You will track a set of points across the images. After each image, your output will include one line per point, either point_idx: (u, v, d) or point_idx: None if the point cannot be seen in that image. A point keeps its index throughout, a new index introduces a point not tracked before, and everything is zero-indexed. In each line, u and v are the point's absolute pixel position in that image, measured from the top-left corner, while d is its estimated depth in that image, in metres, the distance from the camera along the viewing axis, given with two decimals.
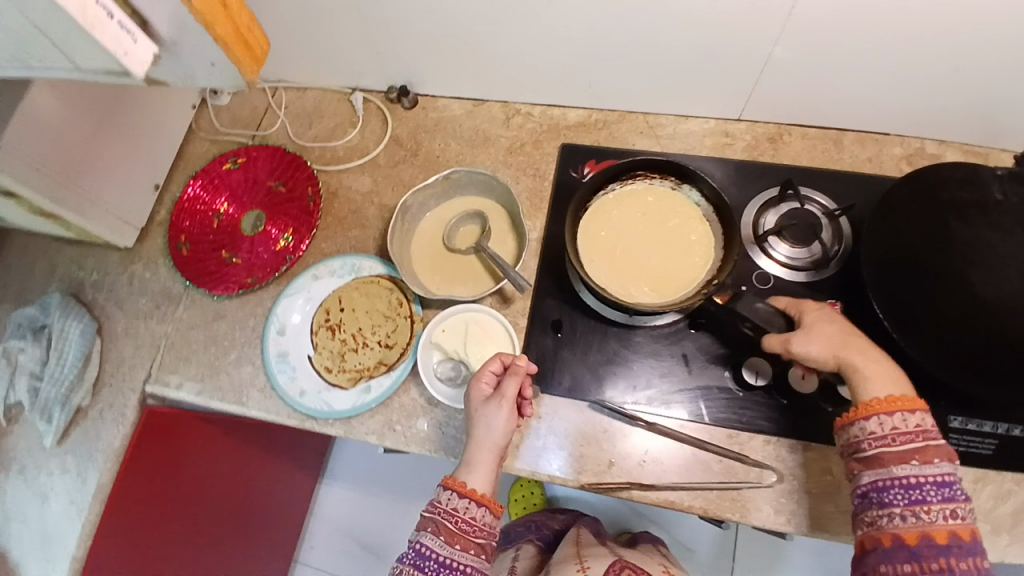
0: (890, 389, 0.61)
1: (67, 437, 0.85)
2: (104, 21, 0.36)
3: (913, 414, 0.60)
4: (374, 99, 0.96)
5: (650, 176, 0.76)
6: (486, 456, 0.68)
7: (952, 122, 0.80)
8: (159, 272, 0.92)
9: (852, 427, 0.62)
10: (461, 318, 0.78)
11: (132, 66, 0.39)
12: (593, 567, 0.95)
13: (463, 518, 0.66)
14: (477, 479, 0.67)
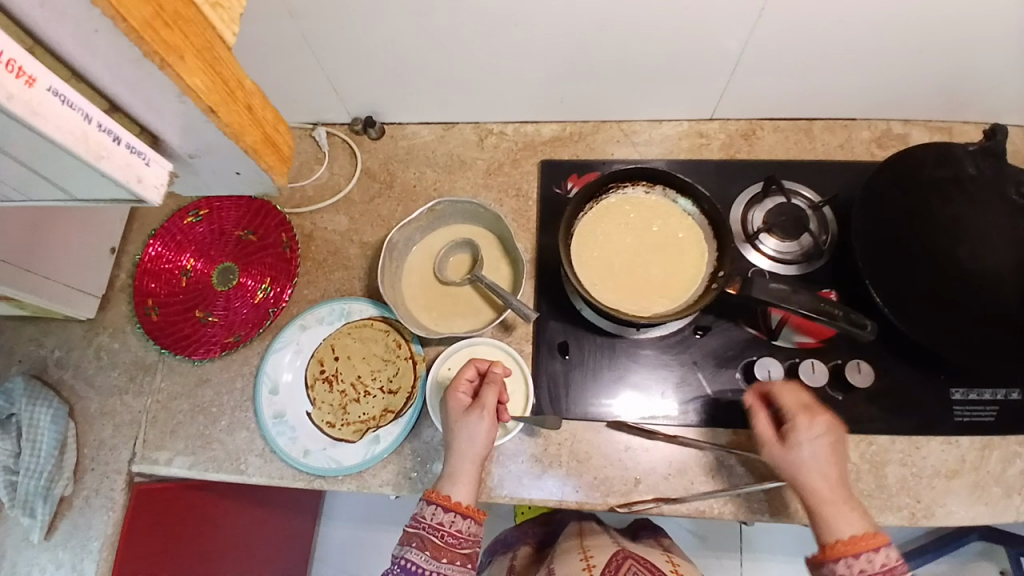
0: (852, 528, 0.60)
1: (54, 530, 0.77)
2: (110, 148, 0.34)
3: (876, 553, 0.59)
4: (339, 133, 0.91)
5: (628, 186, 0.75)
6: (468, 467, 0.66)
7: (912, 105, 0.83)
8: (129, 341, 0.85)
9: (824, 567, 0.61)
10: (465, 352, 0.76)
11: (146, 190, 0.37)
12: (597, 558, 0.92)
13: (449, 532, 0.65)
14: (461, 491, 0.65)
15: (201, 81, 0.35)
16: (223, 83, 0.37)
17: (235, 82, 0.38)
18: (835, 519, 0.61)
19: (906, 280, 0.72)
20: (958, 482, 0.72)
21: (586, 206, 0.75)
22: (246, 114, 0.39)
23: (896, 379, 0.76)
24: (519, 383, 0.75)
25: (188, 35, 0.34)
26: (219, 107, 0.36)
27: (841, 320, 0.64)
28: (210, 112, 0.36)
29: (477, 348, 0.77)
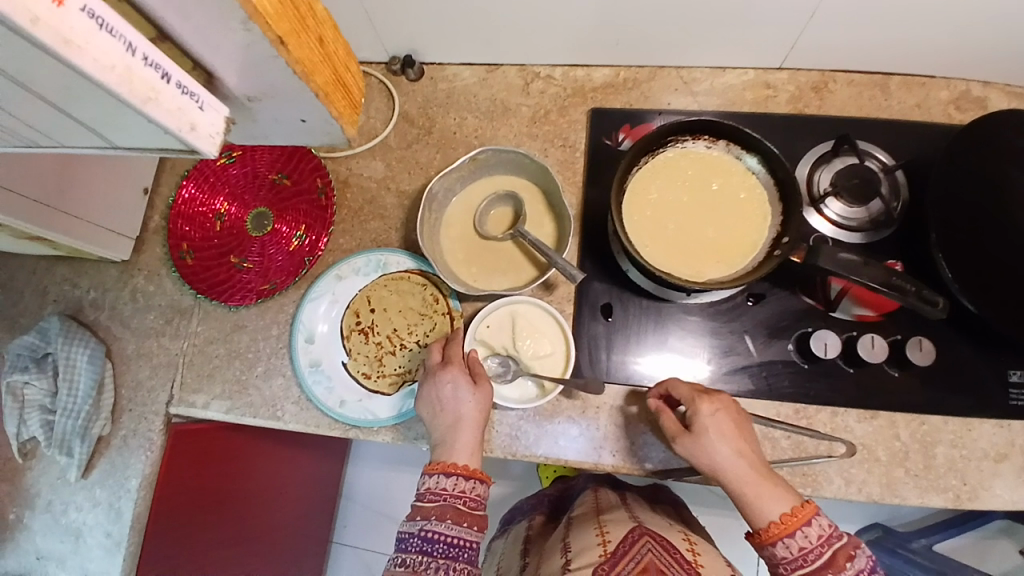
0: (778, 509, 0.60)
1: (91, 469, 0.80)
2: (157, 87, 0.29)
3: (809, 527, 0.59)
4: (376, 73, 0.86)
5: (688, 139, 0.69)
6: (464, 432, 0.67)
7: (1009, 66, 0.74)
8: (164, 284, 0.85)
9: (765, 551, 0.61)
10: (505, 310, 0.73)
11: (200, 140, 0.32)
12: (613, 533, 0.89)
13: (469, 497, 0.66)
14: (462, 454, 0.66)
15: (273, 4, 0.31)
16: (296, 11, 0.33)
17: (307, 8, 0.34)
18: (764, 502, 0.61)
19: (977, 259, 0.67)
20: (1005, 465, 0.69)
21: (642, 159, 0.69)
22: (316, 48, 0.36)
23: (956, 358, 0.71)
24: (561, 345, 0.72)
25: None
26: (289, 37, 0.33)
27: (913, 296, 0.59)
28: (279, 43, 0.32)
29: (518, 305, 0.74)
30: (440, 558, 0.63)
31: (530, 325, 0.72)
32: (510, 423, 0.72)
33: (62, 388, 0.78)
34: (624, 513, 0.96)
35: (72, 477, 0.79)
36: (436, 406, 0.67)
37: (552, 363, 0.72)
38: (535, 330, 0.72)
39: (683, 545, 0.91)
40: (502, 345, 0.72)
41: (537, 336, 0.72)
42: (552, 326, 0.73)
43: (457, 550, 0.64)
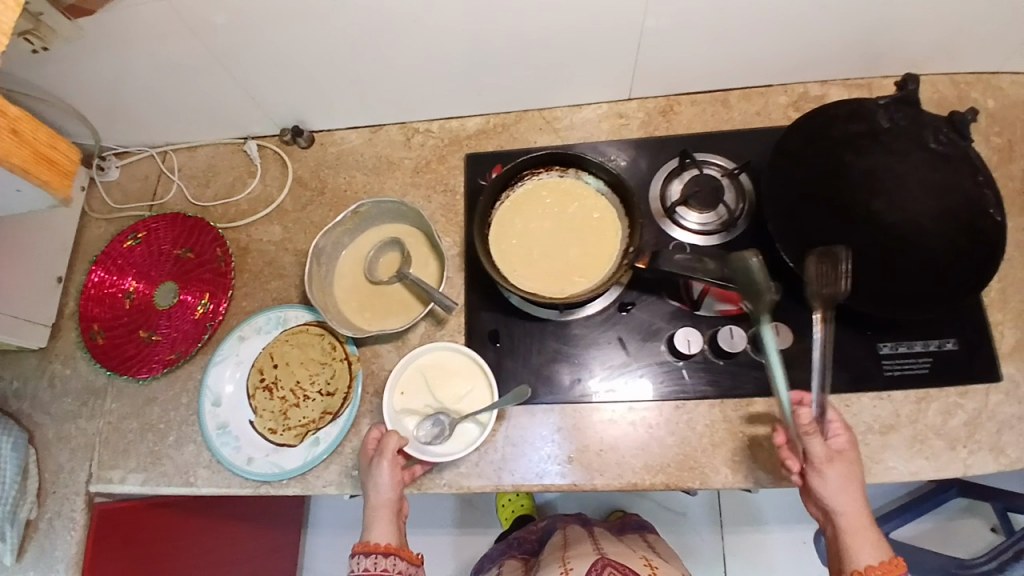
0: (871, 557, 0.61)
1: (25, 552, 0.80)
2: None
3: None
4: (269, 145, 0.93)
5: (543, 171, 0.76)
6: (381, 513, 0.68)
7: (826, 64, 0.83)
8: (80, 367, 0.87)
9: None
10: (414, 370, 0.76)
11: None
12: (576, 568, 0.92)
13: (377, 574, 0.67)
14: (380, 534, 0.68)
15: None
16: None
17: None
18: (858, 549, 0.61)
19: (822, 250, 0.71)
20: (895, 437, 0.75)
21: (504, 194, 0.76)
22: (7, 138, 0.42)
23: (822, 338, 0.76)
24: (478, 376, 0.76)
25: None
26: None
27: (745, 283, 0.64)
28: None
29: (423, 360, 0.77)
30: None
31: (441, 373, 0.75)
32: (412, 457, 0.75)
33: None
34: (589, 547, 0.99)
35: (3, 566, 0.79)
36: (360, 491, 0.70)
37: (475, 397, 0.75)
38: (449, 374, 0.76)
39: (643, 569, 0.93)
40: (424, 405, 0.75)
41: (452, 378, 0.75)
42: (462, 364, 0.76)
43: None
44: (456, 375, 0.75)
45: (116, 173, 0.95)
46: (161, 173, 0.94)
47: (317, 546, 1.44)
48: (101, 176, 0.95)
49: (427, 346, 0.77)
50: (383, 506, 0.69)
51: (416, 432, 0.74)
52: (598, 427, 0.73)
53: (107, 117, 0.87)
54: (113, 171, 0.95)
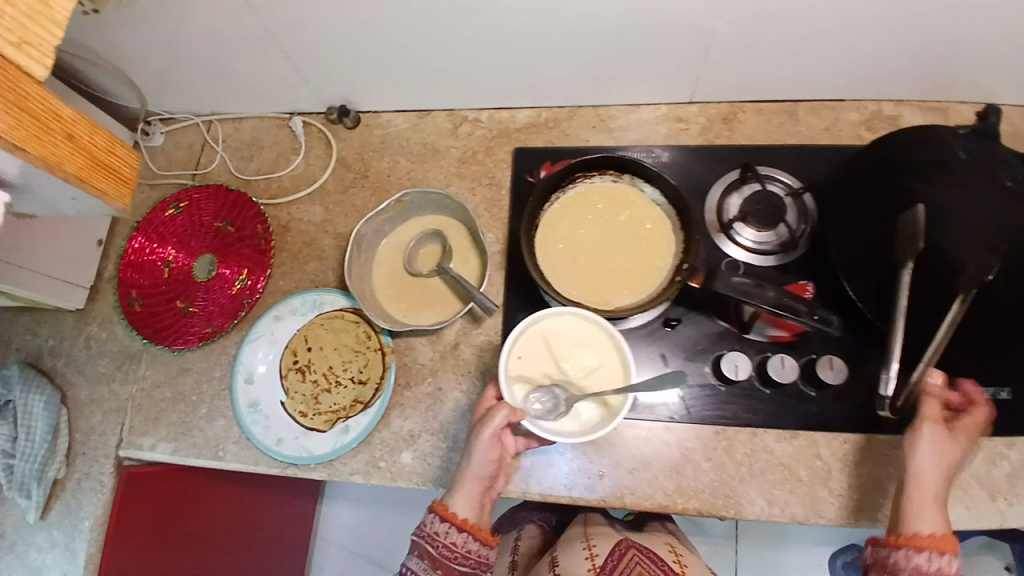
0: (931, 529, 0.61)
1: (49, 510, 0.82)
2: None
3: (936, 556, 0.60)
4: (315, 123, 0.91)
5: (596, 174, 0.73)
6: (469, 485, 0.66)
7: (901, 84, 0.79)
8: (116, 331, 0.88)
9: (899, 559, 0.61)
10: (535, 334, 0.67)
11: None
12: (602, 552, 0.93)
13: (444, 543, 0.66)
14: (462, 506, 0.66)
15: (9, 118, 0.36)
16: (22, 114, 0.37)
17: (50, 112, 0.39)
18: (921, 517, 0.62)
19: (877, 280, 0.69)
20: None
21: (553, 196, 0.73)
22: (64, 143, 0.40)
23: (874, 372, 0.72)
24: (609, 354, 0.66)
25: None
26: (27, 140, 0.37)
27: (804, 315, 0.62)
28: (17, 148, 0.36)
29: (548, 324, 0.67)
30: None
31: (570, 343, 0.66)
32: (441, 454, 0.75)
33: (19, 435, 0.80)
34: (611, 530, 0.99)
35: (32, 519, 0.81)
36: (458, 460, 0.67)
37: (605, 375, 0.65)
38: (577, 345, 0.66)
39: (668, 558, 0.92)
40: (544, 375, 0.65)
41: (581, 349, 0.66)
42: (594, 336, 0.66)
43: None
44: (586, 348, 0.65)
45: (160, 139, 0.94)
46: (205, 142, 0.93)
47: (333, 517, 1.47)
48: (145, 142, 0.94)
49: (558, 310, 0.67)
50: (472, 480, 0.66)
51: (529, 403, 0.65)
52: (630, 444, 0.72)
53: (157, 83, 0.86)
54: (157, 136, 0.94)
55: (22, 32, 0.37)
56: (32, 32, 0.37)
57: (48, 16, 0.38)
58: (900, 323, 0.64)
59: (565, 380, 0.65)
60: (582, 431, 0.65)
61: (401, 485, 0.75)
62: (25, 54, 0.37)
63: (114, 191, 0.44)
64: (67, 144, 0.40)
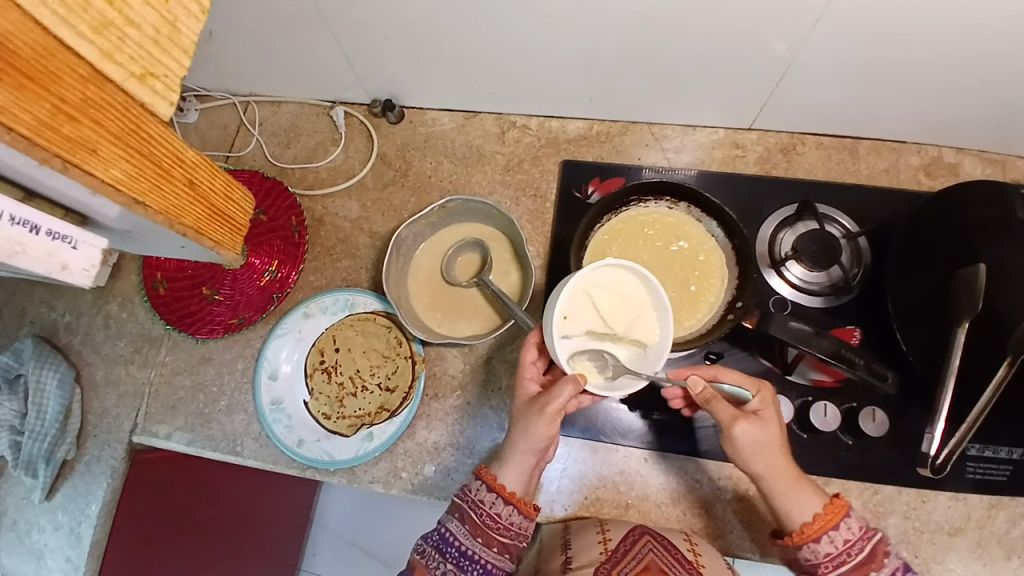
0: (813, 509, 0.60)
1: (56, 490, 0.79)
2: (24, 240, 0.29)
3: (837, 530, 0.59)
4: (358, 114, 0.88)
5: (651, 199, 0.71)
6: (524, 456, 0.64)
7: (968, 133, 0.76)
8: (136, 312, 0.85)
9: (798, 552, 0.60)
10: (580, 289, 0.61)
11: (74, 277, 0.32)
12: (613, 531, 0.66)
13: (488, 513, 0.64)
14: (512, 479, 0.64)
15: (127, 169, 0.34)
16: (144, 163, 0.35)
17: (169, 158, 0.38)
18: (797, 503, 0.61)
19: (929, 334, 0.67)
20: (960, 540, 0.70)
21: (606, 217, 0.71)
22: (183, 191, 0.39)
23: (916, 427, 0.71)
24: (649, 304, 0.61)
25: (106, 122, 0.32)
26: (147, 194, 0.36)
27: (856, 367, 0.60)
28: (136, 201, 0.35)
29: (593, 276, 0.61)
30: (449, 563, 0.63)
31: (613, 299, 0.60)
32: (465, 470, 0.74)
33: (29, 411, 0.76)
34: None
35: (38, 499, 0.79)
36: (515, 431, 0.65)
37: (645, 327, 0.60)
38: (619, 297, 0.61)
39: (681, 545, 0.65)
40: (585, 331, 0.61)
41: (625, 305, 0.60)
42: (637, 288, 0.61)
43: (469, 563, 0.63)
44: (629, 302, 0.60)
45: (194, 116, 0.90)
46: (242, 124, 0.90)
47: (333, 500, 1.30)
48: (179, 117, 0.90)
49: (603, 261, 0.61)
50: (527, 452, 0.64)
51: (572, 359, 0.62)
52: (659, 479, 0.73)
53: (200, 61, 0.82)
54: (191, 113, 0.90)
55: (150, 62, 0.34)
56: (159, 62, 0.34)
57: (174, 39, 0.35)
58: (951, 382, 0.62)
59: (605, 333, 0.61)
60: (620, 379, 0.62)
61: (421, 497, 0.74)
62: (149, 86, 0.34)
63: (220, 234, 0.45)
64: (185, 192, 0.40)
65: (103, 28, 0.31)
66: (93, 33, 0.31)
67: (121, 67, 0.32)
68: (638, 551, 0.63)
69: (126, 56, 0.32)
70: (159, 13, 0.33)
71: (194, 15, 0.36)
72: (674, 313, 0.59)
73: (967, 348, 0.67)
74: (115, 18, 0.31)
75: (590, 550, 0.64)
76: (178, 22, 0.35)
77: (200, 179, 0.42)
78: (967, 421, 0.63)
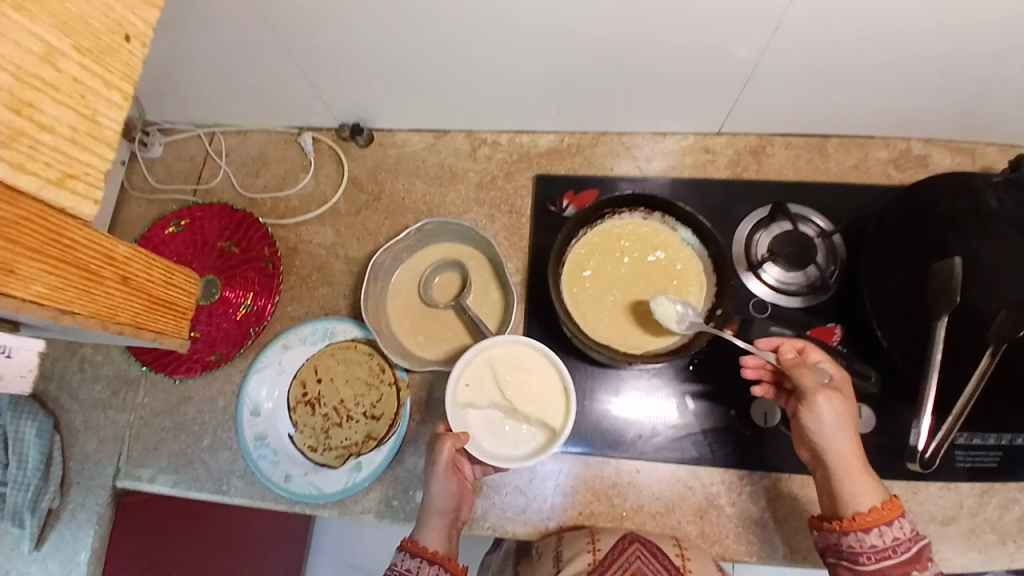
0: (868, 502, 0.60)
1: (44, 540, 0.77)
2: None
3: (889, 527, 0.58)
4: (325, 139, 0.87)
5: (625, 211, 0.71)
6: (436, 517, 0.66)
7: (932, 125, 0.77)
8: (112, 354, 0.83)
9: (844, 539, 0.59)
10: (483, 361, 0.66)
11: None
12: (603, 541, 0.66)
13: None
14: (432, 539, 0.65)
15: (48, 282, 0.35)
16: (67, 271, 0.36)
17: (102, 260, 0.40)
18: (855, 494, 0.60)
19: (908, 332, 0.68)
20: (952, 529, 0.70)
21: (582, 231, 0.71)
22: (115, 287, 0.41)
23: (900, 419, 0.72)
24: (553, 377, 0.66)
25: (20, 239, 0.32)
26: (72, 301, 0.37)
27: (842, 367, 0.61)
28: (63, 311, 0.36)
29: (495, 349, 0.67)
30: None
31: (514, 368, 0.65)
32: None
33: (10, 461, 0.75)
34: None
35: (25, 550, 0.77)
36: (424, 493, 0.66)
37: (547, 402, 0.65)
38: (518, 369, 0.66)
39: (670, 550, 0.65)
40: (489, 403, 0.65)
41: (527, 376, 0.65)
42: (539, 363, 0.66)
43: None
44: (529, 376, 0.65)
45: (159, 149, 0.89)
46: (208, 156, 0.89)
47: (326, 527, 1.28)
48: (143, 152, 0.88)
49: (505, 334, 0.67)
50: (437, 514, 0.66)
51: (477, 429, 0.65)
52: (652, 488, 0.73)
53: (161, 95, 0.81)
54: (156, 147, 0.88)
55: (69, 165, 0.34)
56: (80, 161, 0.35)
57: (94, 133, 0.36)
58: (933, 379, 0.63)
59: (508, 407, 0.65)
60: (527, 453, 0.64)
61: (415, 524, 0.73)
62: (68, 189, 0.34)
63: (160, 322, 0.48)
64: (120, 289, 0.42)
65: (12, 140, 0.31)
66: (3, 147, 0.31)
67: (36, 176, 0.32)
68: (626, 559, 0.64)
69: (41, 163, 0.33)
70: (76, 111, 0.34)
71: (116, 104, 0.37)
72: (576, 410, 0.63)
73: (948, 340, 0.68)
74: (27, 125, 0.32)
75: (578, 559, 0.64)
76: (97, 114, 0.36)
77: (132, 271, 0.43)
78: (954, 413, 0.65)
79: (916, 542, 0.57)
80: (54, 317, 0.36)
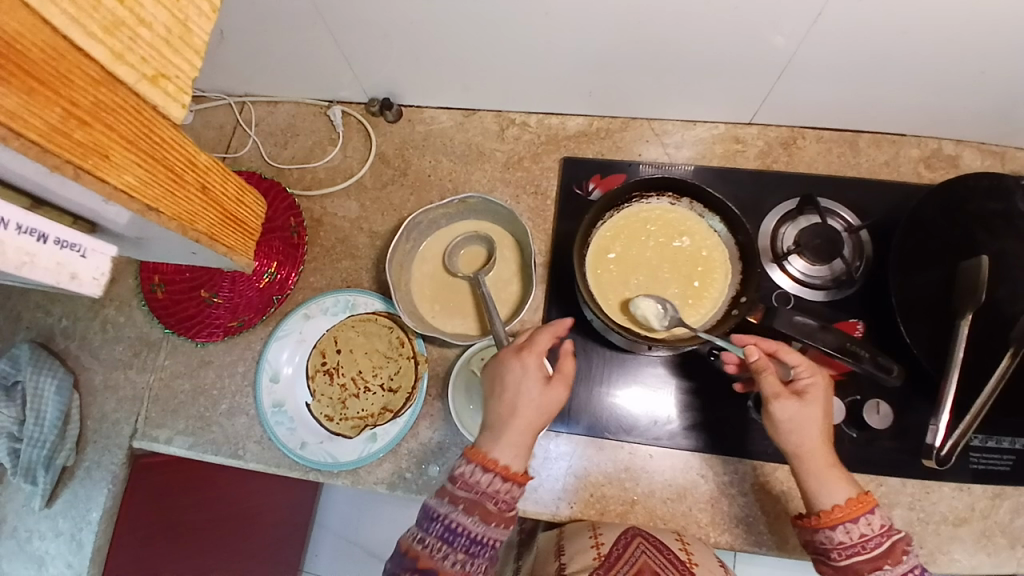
0: (840, 497, 0.60)
1: (56, 497, 0.78)
2: (35, 249, 0.30)
3: (856, 523, 0.59)
4: (354, 113, 0.88)
5: (653, 195, 0.71)
6: (520, 419, 0.62)
7: (966, 125, 0.76)
8: (134, 316, 0.84)
9: (816, 534, 0.61)
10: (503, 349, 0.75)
11: (83, 286, 0.33)
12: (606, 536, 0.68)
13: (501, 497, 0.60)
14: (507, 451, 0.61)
15: (140, 174, 0.37)
16: (156, 167, 0.38)
17: (184, 163, 0.42)
18: (824, 489, 0.61)
19: (932, 329, 0.67)
20: (964, 531, 0.70)
21: (609, 214, 0.71)
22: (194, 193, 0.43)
23: (919, 420, 0.71)
24: None
25: (116, 124, 0.35)
26: (161, 199, 0.39)
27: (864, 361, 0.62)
28: (151, 208, 0.38)
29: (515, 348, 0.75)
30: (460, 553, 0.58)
31: None
32: None
33: (27, 417, 0.76)
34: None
35: (38, 506, 0.78)
36: (502, 392, 0.63)
37: None
38: None
39: (673, 544, 0.67)
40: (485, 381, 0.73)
41: None
42: None
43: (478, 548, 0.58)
44: None
45: (190, 117, 0.90)
46: (238, 125, 0.89)
47: (333, 501, 1.29)
48: None
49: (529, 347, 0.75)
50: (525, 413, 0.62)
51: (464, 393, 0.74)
52: (665, 476, 0.73)
53: None
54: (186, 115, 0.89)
55: (161, 64, 0.36)
56: (171, 64, 0.37)
57: (186, 39, 0.37)
58: (953, 376, 0.62)
59: None
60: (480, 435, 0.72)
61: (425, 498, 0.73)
62: (161, 88, 0.37)
63: (232, 239, 0.50)
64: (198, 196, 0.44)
65: (115, 29, 0.33)
66: (105, 34, 0.33)
67: (133, 69, 0.35)
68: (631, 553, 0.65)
69: (138, 56, 0.35)
70: (170, 12, 0.36)
71: (205, 15, 0.38)
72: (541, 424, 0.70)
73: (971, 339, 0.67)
74: (128, 17, 0.33)
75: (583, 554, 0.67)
76: (189, 20, 0.37)
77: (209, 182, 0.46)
78: (970, 412, 0.64)
79: (887, 535, 0.59)
80: (141, 213, 0.37)
